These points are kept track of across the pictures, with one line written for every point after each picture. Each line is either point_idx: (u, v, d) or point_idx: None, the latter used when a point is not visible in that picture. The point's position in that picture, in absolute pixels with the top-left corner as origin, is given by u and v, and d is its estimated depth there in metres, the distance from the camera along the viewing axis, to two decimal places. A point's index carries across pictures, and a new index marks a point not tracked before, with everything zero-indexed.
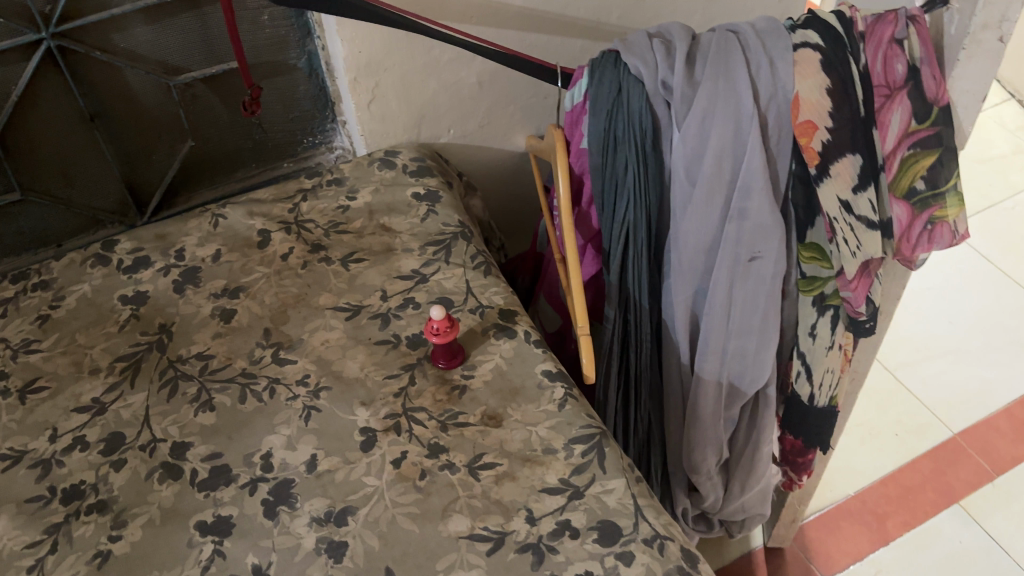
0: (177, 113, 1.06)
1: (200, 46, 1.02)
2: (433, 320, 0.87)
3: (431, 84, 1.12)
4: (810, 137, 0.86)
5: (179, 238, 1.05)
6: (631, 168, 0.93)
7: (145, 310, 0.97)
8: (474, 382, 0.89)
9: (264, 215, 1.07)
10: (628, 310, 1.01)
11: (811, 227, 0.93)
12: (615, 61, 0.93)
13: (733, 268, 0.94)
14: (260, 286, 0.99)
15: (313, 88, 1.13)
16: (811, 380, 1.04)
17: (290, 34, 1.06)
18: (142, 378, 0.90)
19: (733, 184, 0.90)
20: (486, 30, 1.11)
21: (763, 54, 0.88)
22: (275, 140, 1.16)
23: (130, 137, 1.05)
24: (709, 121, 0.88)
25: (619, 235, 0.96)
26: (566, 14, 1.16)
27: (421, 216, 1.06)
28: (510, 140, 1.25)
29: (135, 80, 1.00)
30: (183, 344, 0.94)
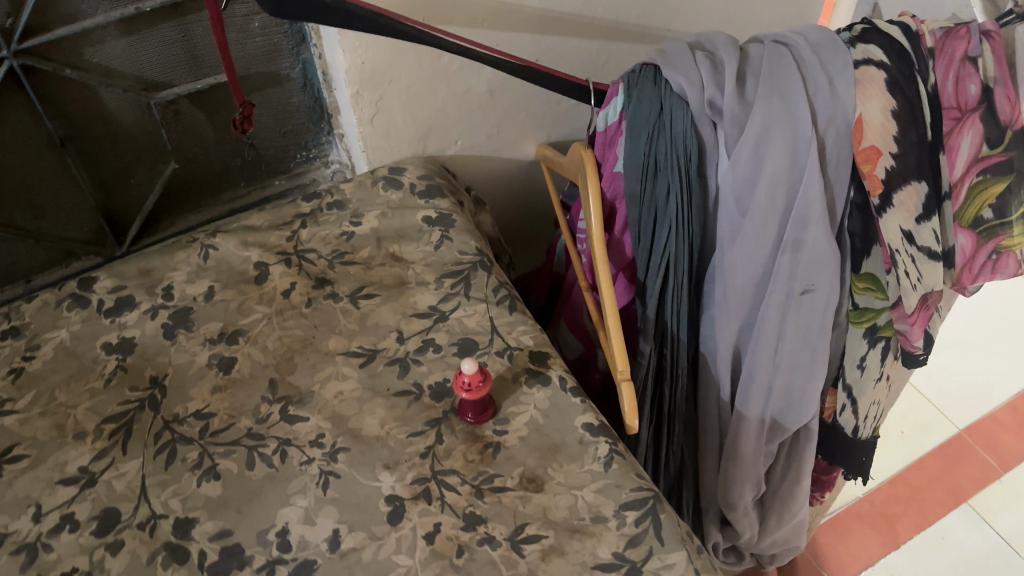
0: (159, 133, 0.95)
1: (184, 58, 0.90)
2: (463, 375, 0.78)
3: (439, 94, 1.02)
4: (874, 163, 0.80)
5: (166, 273, 0.94)
6: (674, 196, 0.84)
7: (133, 360, 0.87)
8: (508, 439, 0.81)
9: (260, 245, 0.97)
10: (664, 344, 0.93)
11: (867, 257, 0.86)
12: (655, 77, 0.84)
13: (784, 302, 0.86)
14: (261, 330, 0.89)
15: (308, 99, 1.02)
16: (856, 414, 0.98)
17: (283, 42, 0.95)
18: (134, 443, 0.80)
19: (786, 213, 0.83)
20: (499, 34, 1.02)
21: (821, 71, 0.80)
22: (267, 157, 1.05)
23: (106, 160, 0.93)
24: (764, 146, 0.80)
25: (658, 267, 0.88)
26: (582, 14, 1.06)
27: (434, 242, 0.97)
28: (520, 149, 1.15)
29: (110, 99, 0.89)
30: (179, 401, 0.84)
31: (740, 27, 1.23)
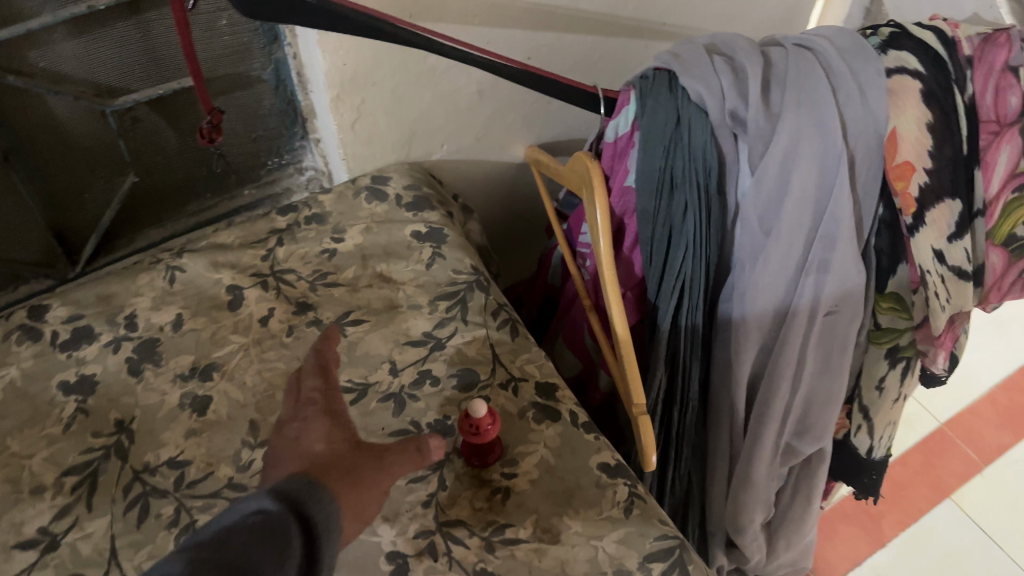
0: (116, 143, 0.86)
1: (142, 61, 0.81)
2: (470, 417, 0.71)
3: (425, 96, 0.93)
4: (907, 181, 0.74)
5: (128, 299, 0.85)
6: (691, 215, 0.78)
7: (95, 402, 0.78)
8: (518, 483, 0.73)
9: (232, 266, 0.88)
10: (676, 368, 0.87)
11: (893, 276, 0.81)
12: (670, 84, 0.77)
13: (807, 325, 0.81)
14: (237, 363, 0.81)
15: (280, 101, 0.93)
16: (871, 434, 0.94)
17: (252, 40, 0.86)
18: (100, 498, 0.71)
19: (812, 232, 0.77)
20: (490, 31, 0.94)
21: (852, 79, 0.74)
22: (235, 165, 0.96)
23: (57, 174, 0.84)
24: (792, 161, 0.74)
25: (672, 290, 0.82)
26: (579, 9, 0.98)
27: (425, 261, 0.89)
28: (509, 152, 1.07)
29: (60, 107, 0.79)
30: (149, 449, 0.75)
31: (739, 19, 1.16)
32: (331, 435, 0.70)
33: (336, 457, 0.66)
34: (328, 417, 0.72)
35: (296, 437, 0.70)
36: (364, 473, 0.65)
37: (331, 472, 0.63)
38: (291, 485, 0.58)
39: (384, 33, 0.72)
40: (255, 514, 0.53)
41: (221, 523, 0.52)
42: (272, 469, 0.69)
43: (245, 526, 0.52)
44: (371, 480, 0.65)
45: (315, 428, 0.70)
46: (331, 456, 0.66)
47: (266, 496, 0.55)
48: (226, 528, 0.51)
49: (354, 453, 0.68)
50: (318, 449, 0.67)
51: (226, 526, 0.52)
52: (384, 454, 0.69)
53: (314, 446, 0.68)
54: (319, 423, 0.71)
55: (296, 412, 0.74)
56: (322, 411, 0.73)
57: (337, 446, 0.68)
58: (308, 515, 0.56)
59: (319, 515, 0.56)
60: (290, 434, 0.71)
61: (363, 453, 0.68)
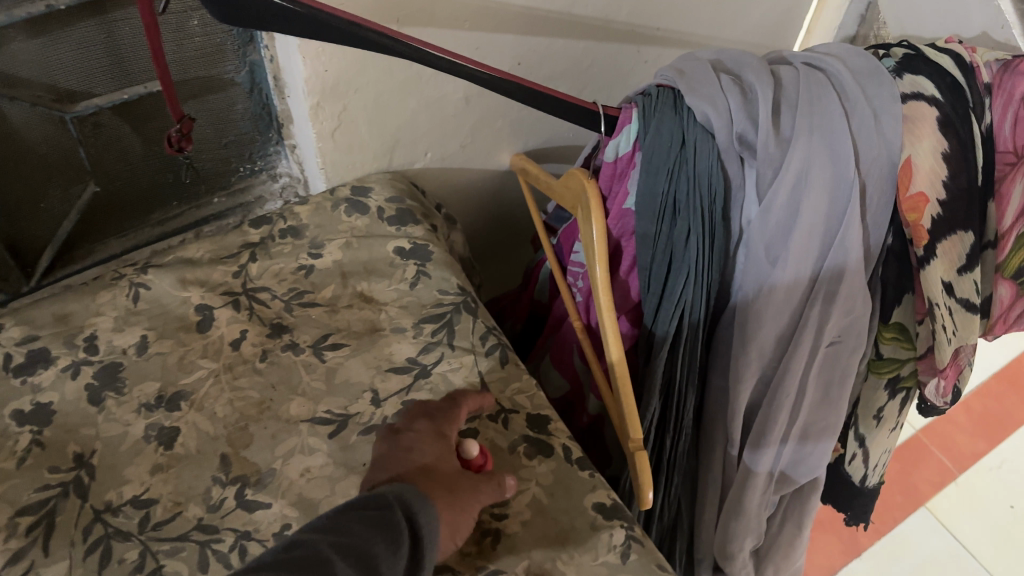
0: (75, 151, 0.80)
1: (105, 63, 0.75)
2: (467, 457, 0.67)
3: (410, 103, 0.88)
4: (921, 213, 0.71)
5: (88, 319, 0.79)
6: (694, 241, 0.74)
7: (52, 433, 0.72)
8: (509, 525, 0.69)
9: (201, 283, 0.82)
10: (670, 396, 0.84)
11: (898, 306, 0.78)
12: (675, 103, 0.73)
13: (809, 355, 0.78)
14: (207, 392, 0.76)
15: (254, 106, 0.87)
16: (866, 463, 0.92)
17: (225, 41, 0.80)
18: (58, 542, 0.66)
19: (819, 262, 0.74)
20: (480, 36, 0.89)
21: (866, 105, 0.70)
22: (204, 171, 0.90)
23: (11, 183, 0.77)
24: (802, 189, 0.70)
25: (670, 316, 0.78)
26: (572, 13, 0.94)
27: (409, 280, 0.84)
28: (495, 159, 1.02)
29: (16, 114, 0.73)
30: (112, 486, 0.69)
31: (736, 22, 1.11)
32: (438, 449, 0.64)
33: (442, 476, 0.61)
34: (436, 428, 0.66)
35: (406, 445, 0.64)
36: (463, 493, 0.60)
37: (434, 486, 0.59)
38: (406, 488, 0.57)
39: (371, 43, 0.65)
40: (373, 504, 0.54)
41: (344, 506, 0.54)
42: (374, 475, 0.63)
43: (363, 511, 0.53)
44: (469, 502, 0.60)
45: (428, 440, 0.64)
46: (439, 472, 0.61)
47: (385, 491, 0.56)
48: (345, 516, 0.53)
49: (458, 472, 0.63)
50: (427, 462, 0.62)
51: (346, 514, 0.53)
52: (481, 478, 0.64)
53: (420, 456, 0.62)
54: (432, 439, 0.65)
55: (409, 421, 0.68)
56: (427, 419, 0.67)
57: (443, 461, 0.63)
58: (417, 520, 0.54)
59: (425, 525, 0.54)
60: (402, 441, 0.64)
61: (466, 474, 0.63)
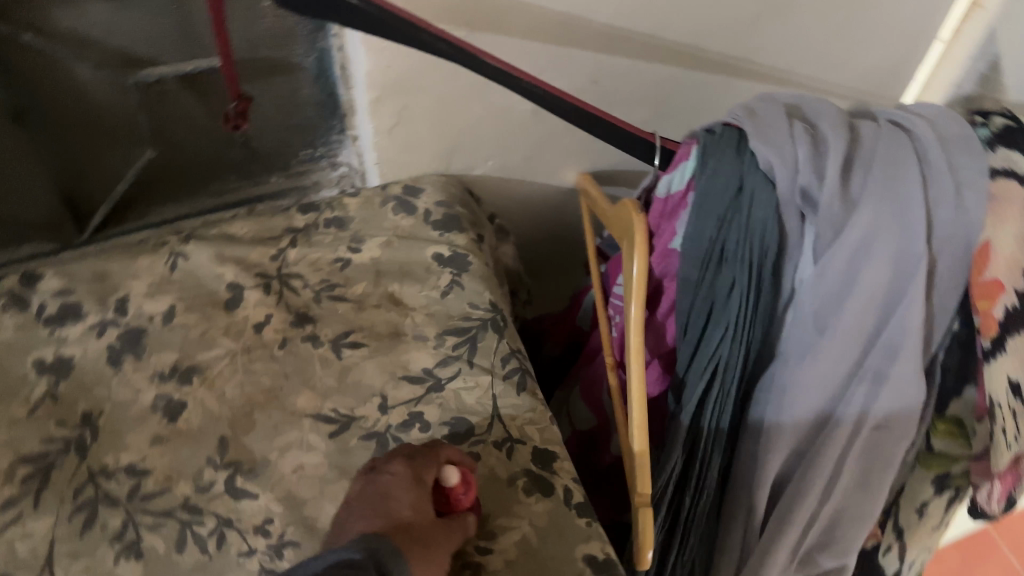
0: (138, 118, 0.81)
1: (175, 36, 0.76)
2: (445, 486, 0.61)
3: (474, 109, 0.86)
4: (993, 300, 0.64)
5: (123, 281, 0.80)
6: (737, 296, 0.69)
7: (67, 387, 0.73)
8: (492, 561, 0.66)
9: (238, 261, 0.82)
10: (695, 453, 0.78)
11: (957, 398, 0.72)
12: (738, 147, 0.68)
13: (850, 436, 0.72)
14: (221, 370, 0.75)
15: (320, 92, 0.86)
16: (902, 556, 0.86)
17: (297, 25, 0.79)
18: (50, 497, 0.66)
19: (873, 338, 0.67)
20: (555, 49, 0.86)
21: (949, 176, 0.64)
22: (264, 150, 0.90)
23: (73, 139, 0.79)
24: (863, 257, 0.64)
25: (703, 370, 0.72)
26: (657, 36, 0.89)
27: (442, 288, 0.82)
28: (559, 176, 0.98)
29: (85, 76, 0.75)
30: (112, 450, 0.70)
31: (844, 65, 1.03)
32: (416, 497, 0.57)
33: (418, 529, 0.54)
34: (417, 472, 0.59)
35: (381, 492, 0.58)
36: (437, 548, 0.54)
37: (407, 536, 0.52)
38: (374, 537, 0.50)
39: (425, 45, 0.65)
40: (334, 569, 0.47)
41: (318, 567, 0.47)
42: (346, 524, 0.57)
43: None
44: (443, 562, 0.54)
45: (405, 488, 0.58)
46: (414, 525, 0.54)
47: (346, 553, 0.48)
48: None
49: (434, 526, 0.56)
50: (402, 514, 0.55)
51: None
52: (458, 532, 0.58)
53: (394, 505, 0.56)
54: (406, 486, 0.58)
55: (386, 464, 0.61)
56: (405, 461, 0.61)
57: (420, 512, 0.56)
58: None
59: None
60: (377, 487, 0.58)
61: (441, 529, 0.56)
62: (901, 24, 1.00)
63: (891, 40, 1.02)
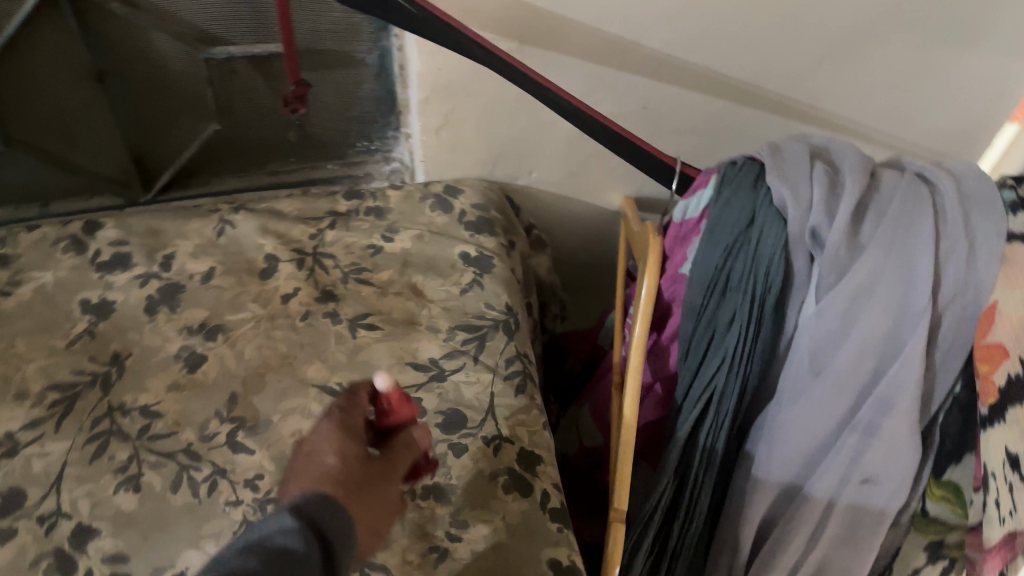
0: (205, 91, 0.87)
1: (248, 19, 0.82)
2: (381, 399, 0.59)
3: (521, 120, 0.89)
4: (995, 366, 0.62)
5: (173, 240, 0.87)
6: (735, 328, 0.69)
7: (105, 328, 0.79)
8: (459, 549, 0.67)
9: (279, 235, 0.88)
10: (685, 482, 0.77)
11: (956, 464, 0.69)
12: (756, 180, 0.69)
13: (839, 485, 0.71)
14: (244, 333, 0.80)
15: (380, 89, 0.91)
16: None
17: (362, 23, 0.85)
18: (69, 423, 0.72)
19: (868, 387, 0.67)
20: (606, 71, 0.88)
21: (962, 233, 0.63)
22: (323, 138, 0.95)
23: (145, 103, 0.87)
24: (863, 303, 0.64)
25: (699, 398, 0.73)
26: (713, 70, 0.90)
27: (462, 285, 0.85)
28: (603, 197, 1.00)
29: (161, 44, 0.82)
30: (132, 390, 0.75)
31: (931, 119, 0.96)
32: (341, 444, 0.54)
33: (352, 471, 0.51)
34: (340, 422, 0.56)
35: (307, 452, 0.53)
36: (375, 489, 0.51)
37: (344, 484, 0.49)
38: (312, 500, 0.45)
39: (438, 34, 0.70)
40: (272, 553, 0.40)
41: (248, 547, 0.41)
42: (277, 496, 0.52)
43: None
44: (383, 495, 0.51)
45: (330, 439, 0.54)
46: (350, 467, 0.51)
47: (277, 533, 0.41)
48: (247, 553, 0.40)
49: (368, 462, 0.53)
50: (337, 463, 0.51)
51: (246, 552, 0.40)
52: (397, 456, 0.56)
53: (321, 457, 0.52)
54: (337, 434, 0.55)
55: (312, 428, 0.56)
56: (329, 415, 0.57)
57: (352, 455, 0.53)
58: (340, 560, 0.43)
59: (341, 541, 0.44)
60: (302, 451, 0.54)
61: (376, 464, 0.53)
62: (1000, 85, 0.92)
63: (972, 100, 0.94)
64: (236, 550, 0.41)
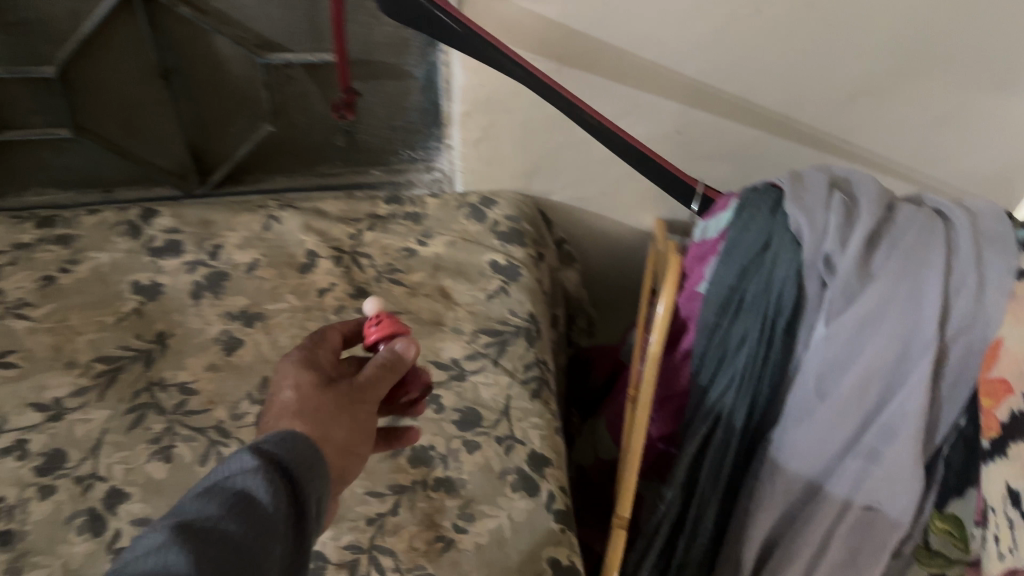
0: (261, 93, 0.93)
1: (305, 28, 0.87)
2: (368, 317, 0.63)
3: (557, 138, 0.92)
4: (997, 400, 0.63)
5: (222, 231, 0.92)
6: (746, 348, 0.71)
7: (151, 309, 0.85)
8: (464, 541, 0.69)
9: (321, 233, 0.93)
10: (691, 497, 0.79)
11: (959, 497, 0.70)
12: (774, 206, 0.71)
13: (841, 510, 0.72)
14: (280, 322, 0.85)
15: (426, 101, 0.95)
16: None
17: (412, 38, 0.89)
18: (112, 393, 0.77)
19: (873, 414, 0.68)
20: (641, 95, 0.91)
21: (973, 268, 0.65)
22: (369, 144, 1.00)
23: (206, 101, 0.93)
24: (871, 331, 0.66)
25: (708, 414, 0.74)
26: (747, 99, 0.92)
27: (488, 291, 0.89)
28: (635, 217, 1.03)
29: (223, 47, 0.88)
30: (172, 367, 0.80)
31: (966, 159, 0.97)
32: (299, 378, 0.55)
33: (303, 401, 0.52)
34: (303, 360, 0.58)
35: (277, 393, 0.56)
36: (333, 413, 0.52)
37: (294, 417, 0.51)
38: (272, 439, 0.46)
39: (477, 50, 0.74)
40: (231, 494, 0.42)
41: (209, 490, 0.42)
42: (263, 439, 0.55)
43: (239, 520, 0.40)
44: (344, 417, 0.52)
45: (292, 374, 0.56)
46: (298, 399, 0.53)
47: (237, 474, 0.43)
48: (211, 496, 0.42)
49: (329, 388, 0.54)
50: (294, 398, 0.53)
51: (209, 495, 0.42)
52: (366, 375, 0.56)
53: (279, 393, 0.54)
54: (299, 371, 0.56)
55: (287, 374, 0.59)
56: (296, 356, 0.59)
57: (307, 387, 0.54)
58: (307, 492, 0.45)
59: (303, 473, 0.45)
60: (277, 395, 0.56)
61: (335, 389, 0.54)
62: None
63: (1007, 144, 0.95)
64: (199, 492, 0.42)
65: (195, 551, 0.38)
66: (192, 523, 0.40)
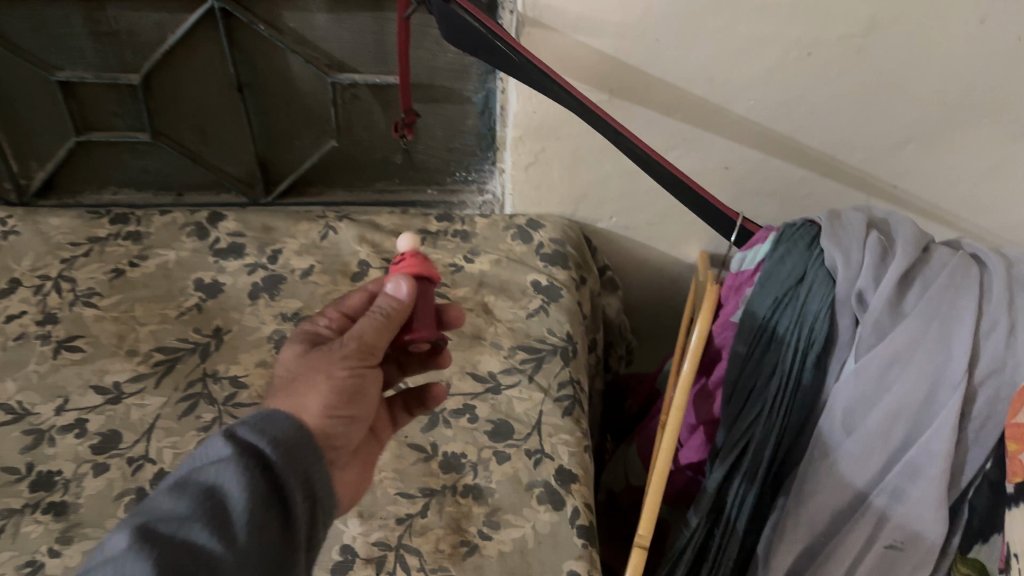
0: (329, 110, 0.98)
1: (373, 51, 0.92)
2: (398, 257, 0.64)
3: (606, 167, 0.95)
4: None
5: (282, 237, 0.97)
6: (776, 378, 0.73)
7: (210, 305, 0.90)
8: (487, 546, 0.72)
9: (374, 245, 0.97)
10: (716, 525, 0.79)
11: (983, 543, 0.68)
12: (811, 241, 0.73)
13: (864, 548, 0.72)
14: None
15: (482, 125, 1.00)
16: None
17: (473, 65, 0.93)
18: (167, 381, 0.82)
19: (899, 452, 0.69)
20: (690, 128, 0.94)
21: (1005, 312, 0.66)
22: (427, 164, 1.05)
23: (276, 114, 0.99)
24: (900, 369, 0.67)
25: (734, 443, 0.74)
26: (795, 138, 0.94)
27: (529, 310, 0.91)
28: (679, 249, 1.05)
29: (295, 64, 0.93)
30: (225, 360, 0.84)
31: (1011, 211, 0.97)
32: (296, 352, 0.60)
33: (289, 372, 0.58)
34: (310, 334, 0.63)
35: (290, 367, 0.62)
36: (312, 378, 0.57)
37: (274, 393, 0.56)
38: (250, 422, 0.51)
39: (533, 80, 0.77)
40: (202, 489, 0.46)
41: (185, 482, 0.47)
42: None
43: (203, 518, 0.45)
44: (323, 379, 0.57)
45: (294, 347, 0.61)
46: (286, 377, 0.58)
47: (209, 466, 0.47)
48: (187, 488, 0.46)
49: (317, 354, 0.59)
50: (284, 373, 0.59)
51: (183, 487, 0.46)
52: (354, 329, 0.59)
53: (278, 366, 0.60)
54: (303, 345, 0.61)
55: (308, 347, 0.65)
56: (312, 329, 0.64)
57: (295, 361, 0.59)
58: (284, 474, 0.48)
59: (273, 445, 0.49)
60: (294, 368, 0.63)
61: (318, 356, 0.59)
62: None
63: None
64: (175, 485, 0.47)
65: (160, 552, 0.42)
66: (162, 522, 0.44)
